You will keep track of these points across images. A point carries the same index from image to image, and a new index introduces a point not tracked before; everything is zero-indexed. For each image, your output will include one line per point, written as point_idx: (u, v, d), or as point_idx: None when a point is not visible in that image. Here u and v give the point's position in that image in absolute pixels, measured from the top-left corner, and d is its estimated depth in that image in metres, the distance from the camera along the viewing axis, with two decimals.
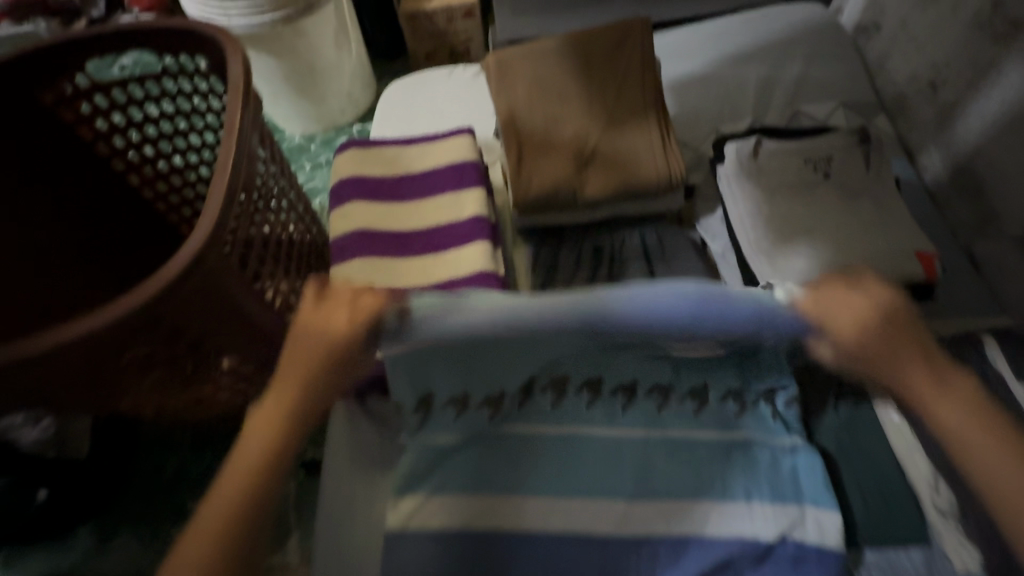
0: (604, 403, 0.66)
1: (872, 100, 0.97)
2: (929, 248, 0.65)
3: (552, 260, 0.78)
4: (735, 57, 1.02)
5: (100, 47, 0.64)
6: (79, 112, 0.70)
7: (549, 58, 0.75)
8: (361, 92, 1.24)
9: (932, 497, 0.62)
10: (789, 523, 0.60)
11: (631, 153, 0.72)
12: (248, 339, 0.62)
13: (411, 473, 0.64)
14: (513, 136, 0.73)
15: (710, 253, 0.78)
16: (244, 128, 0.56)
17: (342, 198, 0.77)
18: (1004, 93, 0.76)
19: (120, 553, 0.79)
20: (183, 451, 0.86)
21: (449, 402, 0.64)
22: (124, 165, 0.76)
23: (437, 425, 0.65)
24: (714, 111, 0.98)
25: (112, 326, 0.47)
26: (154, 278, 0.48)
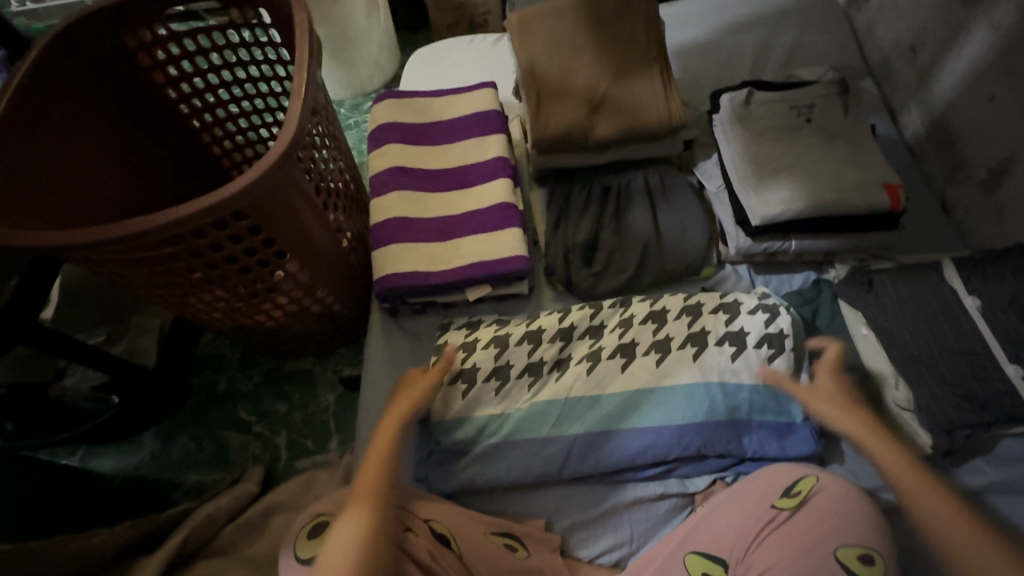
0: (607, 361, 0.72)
1: (859, 66, 1.06)
2: (895, 180, 0.75)
3: (565, 199, 0.87)
4: (734, 27, 1.11)
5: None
6: (155, 59, 0.81)
7: (565, 16, 0.84)
8: (388, 61, 1.33)
9: (892, 395, 0.71)
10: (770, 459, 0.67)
11: (636, 99, 0.82)
12: (306, 251, 0.71)
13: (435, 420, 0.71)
14: (533, 84, 0.82)
15: (706, 194, 0.87)
16: (311, 61, 0.65)
17: (380, 141, 0.87)
18: (972, 50, 0.84)
19: (182, 453, 0.89)
20: (233, 371, 0.96)
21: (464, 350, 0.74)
22: (189, 109, 0.87)
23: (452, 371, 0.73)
24: (714, 74, 1.07)
25: (205, 214, 0.56)
26: (240, 177, 0.57)
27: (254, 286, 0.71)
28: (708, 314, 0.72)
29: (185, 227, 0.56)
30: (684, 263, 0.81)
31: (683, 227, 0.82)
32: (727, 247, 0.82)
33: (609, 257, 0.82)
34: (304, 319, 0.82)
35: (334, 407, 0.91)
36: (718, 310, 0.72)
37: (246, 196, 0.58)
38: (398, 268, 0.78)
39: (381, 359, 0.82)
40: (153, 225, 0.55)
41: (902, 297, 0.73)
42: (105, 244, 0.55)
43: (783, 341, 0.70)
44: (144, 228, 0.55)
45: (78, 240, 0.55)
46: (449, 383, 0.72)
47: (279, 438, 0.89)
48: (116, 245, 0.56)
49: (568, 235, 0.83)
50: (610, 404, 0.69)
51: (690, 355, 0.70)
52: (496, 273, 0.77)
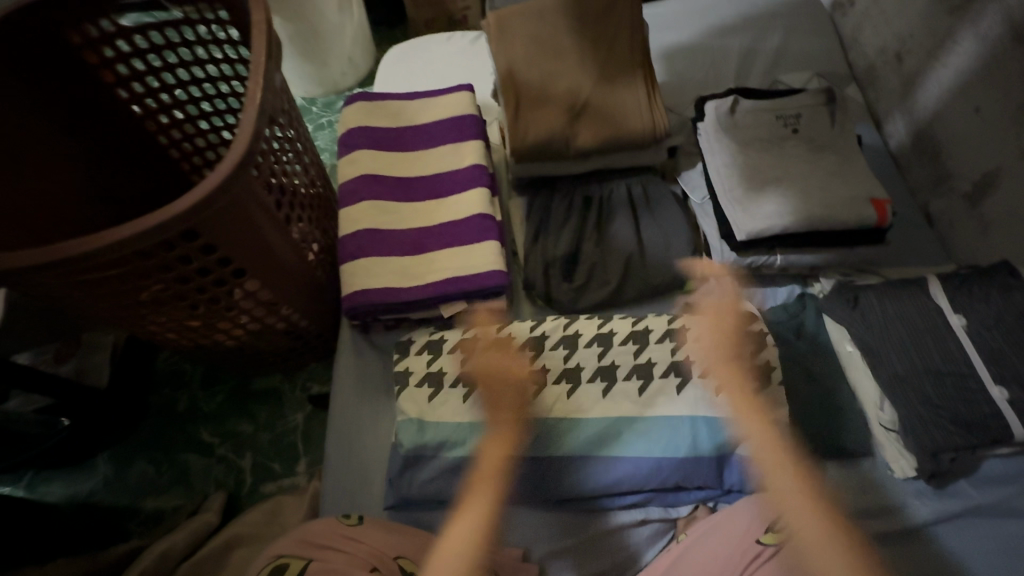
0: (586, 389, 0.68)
1: (844, 72, 1.04)
2: (883, 195, 0.73)
3: (545, 209, 0.84)
4: (719, 30, 1.08)
5: None
6: (103, 57, 0.74)
7: (546, 16, 0.80)
8: (362, 57, 1.28)
9: (878, 415, 0.70)
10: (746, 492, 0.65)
11: (620, 106, 0.78)
12: (268, 267, 0.66)
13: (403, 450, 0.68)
14: (511, 89, 0.78)
15: (690, 205, 0.84)
16: (270, 64, 0.60)
17: (350, 146, 0.82)
18: (958, 60, 0.83)
19: (138, 478, 0.83)
20: (195, 388, 0.90)
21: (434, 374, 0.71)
22: (142, 110, 0.81)
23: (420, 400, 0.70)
24: (698, 78, 1.04)
25: (151, 233, 0.51)
26: (190, 193, 0.52)
27: (212, 304, 0.66)
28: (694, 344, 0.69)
29: (128, 249, 0.51)
30: (667, 278, 0.78)
31: (668, 240, 0.80)
32: (712, 260, 0.80)
33: (590, 271, 0.79)
34: (269, 336, 0.78)
35: (303, 427, 0.86)
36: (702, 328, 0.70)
37: (197, 214, 0.53)
38: (368, 284, 0.73)
39: (351, 378, 0.78)
40: (91, 247, 0.50)
41: (888, 315, 0.72)
42: (38, 269, 0.50)
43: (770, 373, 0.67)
44: (80, 251, 0.50)
45: (6, 264, 0.49)
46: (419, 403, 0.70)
47: (243, 461, 0.84)
48: (50, 268, 0.51)
49: (548, 247, 0.80)
50: (587, 432, 0.66)
51: (673, 386, 0.67)
52: (472, 289, 0.73)
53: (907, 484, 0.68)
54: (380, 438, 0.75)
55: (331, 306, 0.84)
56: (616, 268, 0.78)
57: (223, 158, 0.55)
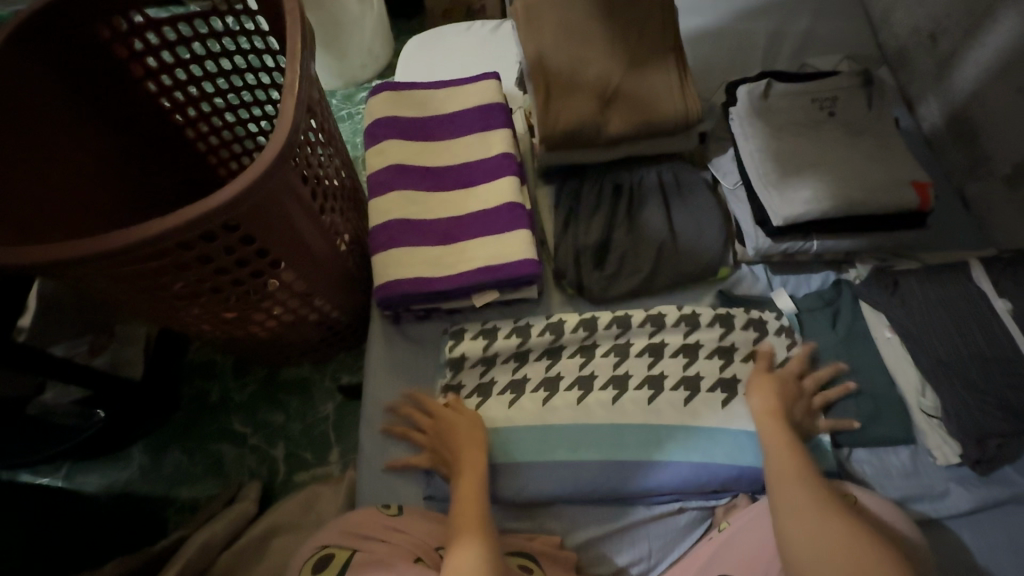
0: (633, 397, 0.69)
1: (875, 54, 1.02)
2: (924, 177, 0.71)
3: (575, 197, 0.83)
4: (744, 13, 1.06)
5: None
6: (133, 50, 0.74)
7: (575, 1, 0.79)
8: (381, 48, 1.27)
9: (919, 401, 0.68)
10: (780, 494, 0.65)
11: (651, 92, 0.77)
12: (303, 257, 0.66)
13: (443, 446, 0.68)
14: (541, 76, 0.78)
15: (721, 192, 0.83)
16: (305, 52, 0.60)
17: (378, 136, 0.82)
18: (998, 39, 0.81)
19: (173, 468, 0.84)
20: (226, 379, 0.91)
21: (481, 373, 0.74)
22: (171, 103, 0.81)
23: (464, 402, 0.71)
24: (725, 63, 1.03)
25: (195, 224, 0.51)
26: (233, 184, 0.53)
27: (248, 296, 0.67)
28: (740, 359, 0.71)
29: (171, 241, 0.52)
30: (702, 269, 0.78)
31: (700, 227, 0.79)
32: (745, 247, 0.79)
33: (621, 260, 0.78)
34: (301, 327, 0.78)
35: (334, 417, 0.87)
36: (749, 326, 0.73)
37: (237, 205, 0.53)
38: (400, 273, 0.73)
39: (382, 370, 0.78)
40: (135, 238, 0.50)
41: (930, 300, 0.70)
42: (83, 260, 0.50)
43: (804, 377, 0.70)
44: (124, 243, 0.50)
45: (57, 256, 0.50)
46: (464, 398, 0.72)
47: (276, 450, 0.85)
48: (94, 260, 0.51)
49: (579, 235, 0.79)
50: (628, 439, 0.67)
51: (718, 399, 0.68)
52: (504, 278, 0.73)
53: (951, 471, 0.67)
54: (413, 428, 0.75)
55: (360, 297, 0.84)
56: (648, 257, 0.77)
57: (263, 150, 0.55)
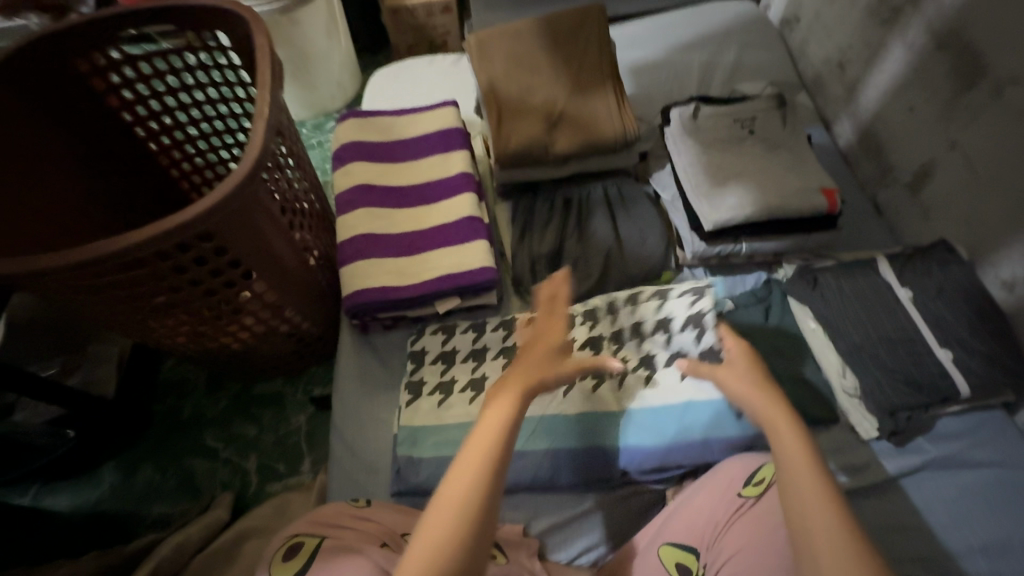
0: (579, 388, 0.75)
1: (795, 81, 1.14)
2: (832, 184, 0.81)
3: (529, 211, 0.90)
4: (680, 46, 1.18)
5: (135, 22, 0.75)
6: (108, 82, 0.79)
7: (522, 37, 0.88)
8: (349, 81, 1.34)
9: (841, 383, 0.76)
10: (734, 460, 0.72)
11: (593, 115, 0.86)
12: (274, 269, 0.71)
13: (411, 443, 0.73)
14: (493, 103, 0.86)
15: (662, 203, 0.92)
16: (275, 82, 0.66)
17: (345, 159, 0.88)
18: (892, 66, 0.93)
19: (144, 484, 0.85)
20: (197, 396, 0.93)
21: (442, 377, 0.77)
22: (145, 132, 0.86)
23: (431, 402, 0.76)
24: (664, 90, 1.13)
25: (172, 233, 0.56)
26: (208, 197, 0.57)
27: (221, 306, 0.70)
28: (650, 335, 0.77)
29: (147, 250, 0.56)
30: (646, 272, 0.85)
31: (642, 235, 0.87)
32: (684, 251, 0.87)
33: (573, 266, 0.85)
34: (272, 338, 0.81)
35: (306, 427, 0.89)
36: (656, 296, 0.80)
37: (211, 217, 0.58)
38: (367, 283, 0.78)
39: (352, 377, 0.82)
40: (112, 249, 0.54)
41: (845, 292, 0.79)
42: (62, 272, 0.54)
43: (704, 320, 0.76)
44: (102, 253, 0.54)
45: (39, 266, 0.53)
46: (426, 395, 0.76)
47: (248, 462, 0.87)
48: (73, 271, 0.55)
49: (534, 244, 0.86)
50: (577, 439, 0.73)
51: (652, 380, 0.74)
52: (465, 285, 0.79)
53: (871, 444, 0.74)
54: (381, 430, 0.78)
55: (331, 309, 0.88)
56: (598, 263, 0.85)
57: (236, 167, 0.60)
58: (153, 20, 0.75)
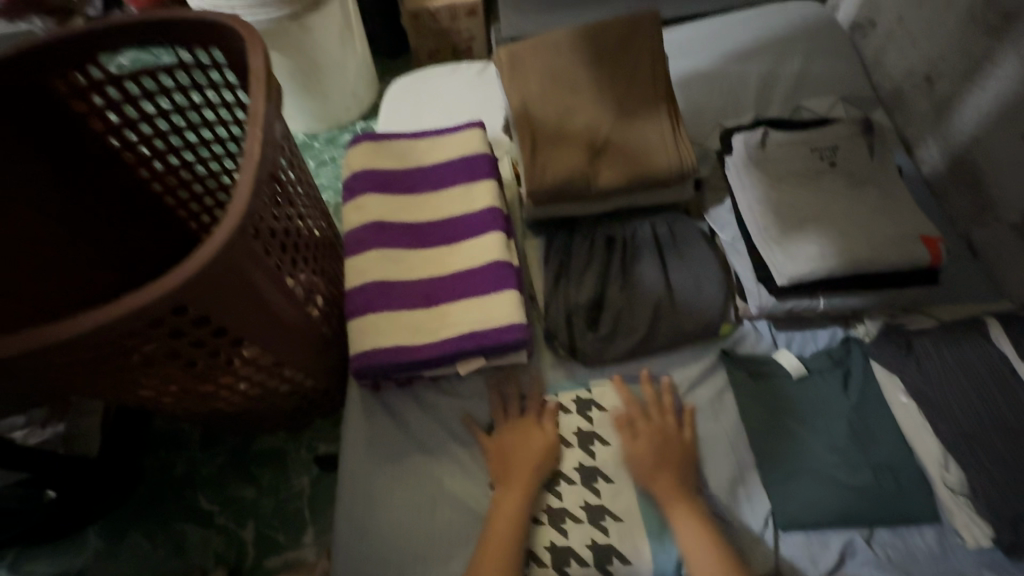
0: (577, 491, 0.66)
1: (870, 96, 1.00)
2: (933, 232, 0.68)
3: (565, 251, 0.78)
4: (736, 55, 1.04)
5: (114, 39, 0.64)
6: (89, 105, 0.70)
7: (560, 50, 0.75)
8: (366, 90, 1.24)
9: (941, 475, 0.63)
10: (834, 550, 0.63)
11: (642, 142, 0.73)
12: (270, 328, 0.61)
13: (443, 525, 0.67)
14: (526, 128, 0.73)
15: (719, 243, 0.79)
16: (269, 115, 0.54)
17: (355, 191, 0.77)
18: (998, 84, 0.78)
19: (133, 553, 0.77)
20: (194, 450, 0.85)
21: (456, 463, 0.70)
22: (135, 158, 0.76)
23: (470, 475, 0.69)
24: (718, 106, 1.00)
25: (141, 311, 0.45)
26: (183, 264, 0.47)
27: (209, 371, 0.60)
28: None
29: (110, 333, 0.45)
30: (708, 315, 0.73)
31: (700, 279, 0.75)
32: (747, 304, 0.74)
33: (616, 320, 0.73)
34: (271, 398, 0.72)
35: (310, 492, 0.80)
36: None
37: (190, 287, 0.48)
38: (378, 340, 0.68)
39: (360, 444, 0.72)
40: (67, 331, 0.44)
41: (947, 363, 0.66)
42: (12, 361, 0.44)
43: None
44: (52, 340, 0.44)
45: None
46: (455, 475, 0.70)
47: (245, 531, 0.78)
48: (17, 363, 0.44)
49: (570, 292, 0.74)
50: (589, 517, 0.64)
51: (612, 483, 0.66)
52: (490, 345, 0.68)
53: (981, 553, 0.61)
54: (392, 509, 0.68)
55: (338, 361, 0.78)
56: (646, 315, 0.73)
57: (220, 222, 0.49)
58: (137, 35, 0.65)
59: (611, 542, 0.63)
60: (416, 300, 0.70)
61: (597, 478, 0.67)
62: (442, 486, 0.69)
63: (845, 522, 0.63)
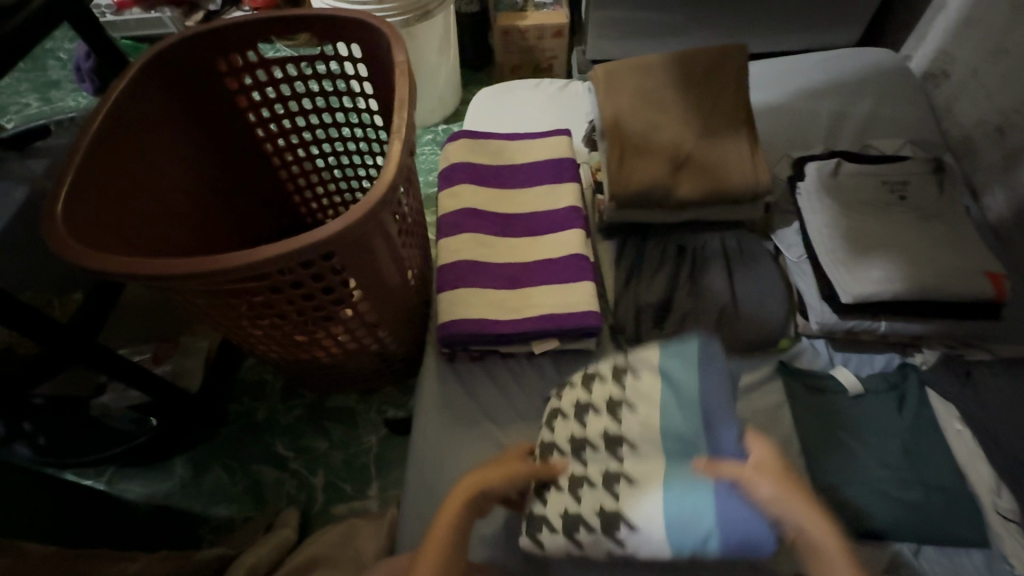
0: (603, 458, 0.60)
1: (940, 141, 1.03)
2: (998, 269, 0.71)
3: (638, 253, 0.83)
4: (808, 92, 1.10)
5: (274, 29, 0.74)
6: (239, 83, 0.80)
7: (653, 71, 0.83)
8: (451, 96, 1.34)
9: (994, 501, 0.66)
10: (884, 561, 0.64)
11: (723, 160, 0.78)
12: (376, 290, 0.68)
13: None
14: (615, 138, 0.80)
15: (784, 262, 0.84)
16: (411, 102, 0.63)
17: (452, 180, 0.86)
18: None
19: (214, 484, 0.85)
20: (273, 400, 0.92)
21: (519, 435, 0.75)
22: (264, 133, 0.86)
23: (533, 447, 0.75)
24: (787, 137, 1.05)
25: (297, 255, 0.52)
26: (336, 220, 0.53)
27: (320, 321, 0.68)
28: None
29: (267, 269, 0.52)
30: (769, 325, 0.78)
31: (764, 292, 0.80)
32: (808, 320, 0.79)
33: (681, 321, 0.78)
34: (360, 357, 0.79)
35: (377, 451, 0.87)
36: None
37: (338, 242, 0.54)
38: (465, 312, 0.75)
39: (434, 408, 0.78)
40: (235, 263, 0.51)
41: (1004, 396, 0.69)
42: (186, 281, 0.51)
43: None
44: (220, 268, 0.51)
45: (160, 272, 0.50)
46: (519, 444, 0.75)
47: (316, 478, 0.85)
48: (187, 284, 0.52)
49: (641, 291, 0.79)
50: (603, 480, 0.58)
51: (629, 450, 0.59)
52: (566, 328, 0.74)
53: None
54: (459, 469, 0.74)
55: (418, 332, 0.85)
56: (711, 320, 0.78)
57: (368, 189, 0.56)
58: (295, 27, 0.75)
59: (621, 507, 0.56)
60: (500, 282, 0.77)
61: (623, 446, 0.60)
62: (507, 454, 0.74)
63: (896, 534, 0.65)
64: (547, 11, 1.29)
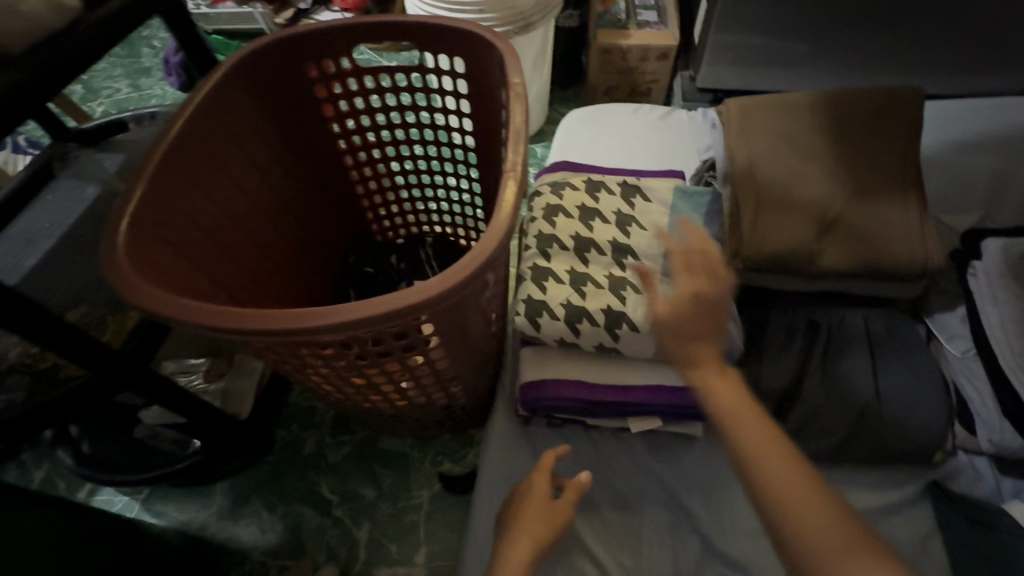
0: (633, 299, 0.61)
1: None
2: None
3: (759, 322, 0.70)
4: (966, 144, 0.93)
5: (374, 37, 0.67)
6: (327, 90, 0.72)
7: (798, 113, 0.71)
8: (537, 115, 1.24)
9: None
10: None
11: (882, 225, 0.65)
12: (459, 343, 0.59)
13: None
14: (750, 187, 0.68)
15: (943, 354, 0.68)
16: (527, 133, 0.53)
17: None
18: None
19: (251, 521, 0.78)
20: (321, 432, 0.84)
21: (598, 528, 0.63)
22: (346, 145, 0.79)
23: (617, 545, 0.62)
24: (937, 196, 0.89)
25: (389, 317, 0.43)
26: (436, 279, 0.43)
27: (393, 373, 0.59)
28: None
29: (353, 330, 0.43)
30: (926, 433, 0.63)
31: (920, 389, 0.64)
32: (975, 435, 0.63)
33: (811, 416, 0.64)
34: (426, 408, 0.70)
35: (428, 509, 0.77)
36: None
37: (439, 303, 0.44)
38: (553, 374, 0.63)
39: (502, 479, 0.68)
40: (318, 322, 0.42)
41: None
42: (262, 336, 0.43)
43: None
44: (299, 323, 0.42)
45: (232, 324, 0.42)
46: (602, 540, 0.63)
47: (359, 531, 0.76)
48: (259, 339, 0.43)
49: (764, 370, 0.66)
50: (607, 322, 0.60)
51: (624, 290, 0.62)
52: (674, 407, 0.62)
53: None
54: None
55: (489, 383, 0.75)
56: (850, 417, 0.64)
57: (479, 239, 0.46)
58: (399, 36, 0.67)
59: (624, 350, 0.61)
60: None
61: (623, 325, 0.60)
62: (586, 551, 0.62)
63: None
64: (652, 30, 1.18)
